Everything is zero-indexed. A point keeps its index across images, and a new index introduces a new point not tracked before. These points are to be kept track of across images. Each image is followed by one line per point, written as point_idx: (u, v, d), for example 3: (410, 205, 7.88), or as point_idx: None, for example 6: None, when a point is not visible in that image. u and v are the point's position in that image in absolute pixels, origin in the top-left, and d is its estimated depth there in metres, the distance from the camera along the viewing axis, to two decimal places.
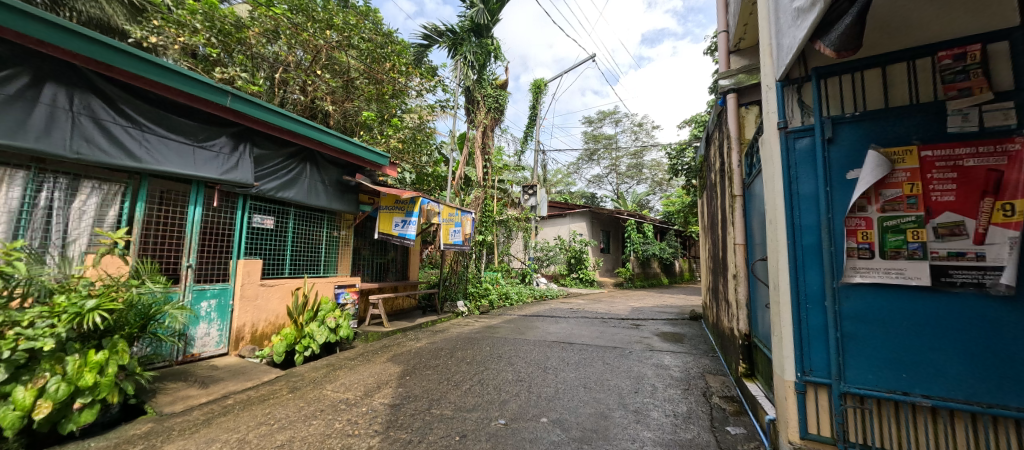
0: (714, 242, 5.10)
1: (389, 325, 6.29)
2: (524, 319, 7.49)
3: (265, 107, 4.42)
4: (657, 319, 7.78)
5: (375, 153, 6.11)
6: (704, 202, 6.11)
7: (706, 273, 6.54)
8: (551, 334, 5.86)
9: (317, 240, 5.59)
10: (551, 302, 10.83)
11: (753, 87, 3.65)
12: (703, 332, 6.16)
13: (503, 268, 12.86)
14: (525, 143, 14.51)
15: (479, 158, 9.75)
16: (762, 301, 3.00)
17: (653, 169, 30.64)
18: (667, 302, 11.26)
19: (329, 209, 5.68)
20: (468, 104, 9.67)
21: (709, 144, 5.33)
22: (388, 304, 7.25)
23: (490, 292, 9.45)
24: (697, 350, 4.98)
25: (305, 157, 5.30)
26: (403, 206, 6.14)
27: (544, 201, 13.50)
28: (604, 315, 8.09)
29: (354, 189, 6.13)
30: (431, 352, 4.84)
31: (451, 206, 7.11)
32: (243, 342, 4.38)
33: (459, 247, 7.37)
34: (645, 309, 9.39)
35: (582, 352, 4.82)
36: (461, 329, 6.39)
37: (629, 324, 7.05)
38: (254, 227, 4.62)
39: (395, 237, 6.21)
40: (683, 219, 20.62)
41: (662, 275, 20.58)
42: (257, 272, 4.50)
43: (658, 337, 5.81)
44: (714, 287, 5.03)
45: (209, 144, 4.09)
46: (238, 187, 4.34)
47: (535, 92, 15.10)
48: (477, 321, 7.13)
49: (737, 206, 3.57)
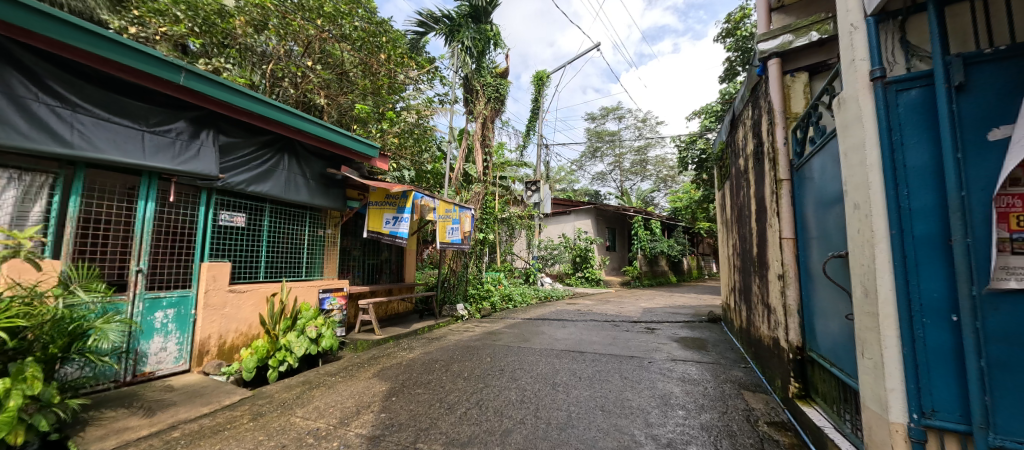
0: (744, 237, 4.50)
1: (381, 333, 5.73)
2: (529, 323, 6.91)
3: (230, 87, 3.85)
4: (672, 321, 7.19)
5: (363, 143, 5.52)
6: (728, 193, 5.51)
7: (728, 272, 5.93)
8: (559, 342, 5.28)
9: (298, 240, 5.04)
10: (557, 304, 10.24)
11: (801, 51, 3.05)
12: (727, 337, 5.56)
13: (506, 267, 12.27)
14: (527, 138, 13.92)
15: (480, 151, 9.17)
16: (830, 308, 2.41)
17: (659, 165, 29.98)
18: (679, 302, 10.65)
19: (311, 205, 5.12)
20: (466, 94, 9.07)
21: (736, 127, 4.74)
22: (381, 309, 6.71)
23: (492, 294, 8.88)
24: (726, 360, 4.38)
25: (282, 147, 4.74)
26: (394, 201, 5.57)
27: (548, 197, 12.90)
28: (614, 318, 7.50)
29: (342, 183, 5.57)
30: (423, 365, 4.27)
31: (448, 201, 6.54)
32: (208, 357, 3.83)
33: (457, 246, 6.80)
34: (657, 311, 8.78)
35: (595, 363, 4.23)
36: (459, 336, 5.82)
37: (644, 328, 6.45)
38: (221, 225, 4.09)
39: (385, 236, 5.64)
40: (691, 215, 19.98)
41: (670, 273, 19.93)
42: (224, 276, 3.96)
43: (678, 344, 5.21)
44: (744, 289, 4.42)
45: (162, 130, 3.54)
46: (199, 179, 3.78)
47: (538, 84, 14.51)
48: (478, 326, 6.56)
49: (783, 193, 2.98)
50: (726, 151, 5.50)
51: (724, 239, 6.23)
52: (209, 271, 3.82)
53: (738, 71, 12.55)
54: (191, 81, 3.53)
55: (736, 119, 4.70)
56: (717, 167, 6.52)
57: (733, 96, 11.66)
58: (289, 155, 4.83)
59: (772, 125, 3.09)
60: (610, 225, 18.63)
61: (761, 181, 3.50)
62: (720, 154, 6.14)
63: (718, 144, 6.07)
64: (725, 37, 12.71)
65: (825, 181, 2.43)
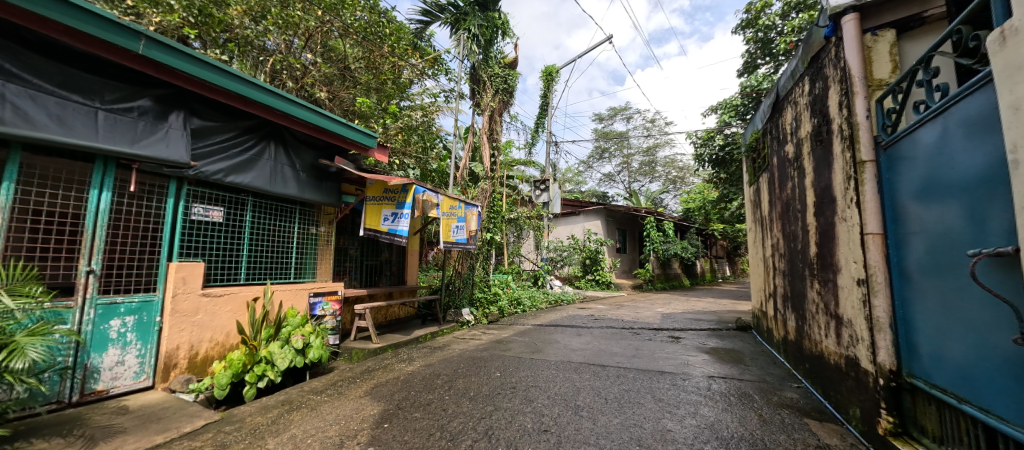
0: (791, 235, 3.91)
1: (378, 340, 5.21)
2: (540, 330, 6.35)
3: (203, 61, 3.35)
4: (697, 329, 6.58)
5: (360, 132, 5.02)
6: (766, 187, 4.91)
7: (764, 276, 5.31)
8: (575, 353, 4.71)
9: (287, 239, 4.54)
10: (567, 308, 9.67)
11: (885, 3, 2.48)
12: (765, 349, 4.94)
13: (513, 270, 11.70)
14: (536, 134, 13.36)
15: (486, 145, 8.64)
16: (958, 324, 1.83)
17: (669, 165, 29.28)
18: (697, 307, 10.02)
19: (301, 199, 4.61)
20: (473, 85, 8.54)
21: (780, 111, 4.15)
22: (380, 315, 6.19)
23: (500, 298, 8.31)
24: (772, 378, 3.77)
25: (268, 133, 4.26)
26: (394, 196, 5.05)
27: (558, 196, 12.33)
28: (632, 325, 6.90)
29: (336, 176, 5.07)
30: (423, 381, 3.72)
31: (452, 197, 6.00)
32: (176, 372, 3.32)
33: (462, 245, 6.26)
34: (677, 316, 8.16)
35: (622, 380, 3.66)
36: (464, 345, 5.28)
37: (667, 337, 5.85)
38: (195, 220, 3.60)
39: (383, 235, 5.11)
40: (703, 216, 19.36)
41: (683, 276, 19.21)
42: (197, 279, 3.47)
43: (711, 356, 4.60)
44: (795, 295, 3.82)
45: (122, 108, 3.07)
46: (166, 166, 3.30)
47: (547, 80, 13.98)
48: (485, 334, 6.00)
49: (867, 178, 2.40)
50: (764, 140, 4.90)
51: (758, 239, 5.61)
52: (177, 272, 3.34)
53: (758, 63, 11.93)
54: (152, 51, 3.05)
55: (781, 100, 4.11)
56: (747, 160, 5.92)
57: (754, 89, 11.04)
58: (277, 144, 4.35)
59: (849, 95, 2.52)
60: (621, 226, 18.01)
61: (826, 166, 2.91)
62: (753, 145, 5.53)
63: (751, 134, 5.48)
64: (744, 27, 12.06)
65: (948, 158, 1.85)
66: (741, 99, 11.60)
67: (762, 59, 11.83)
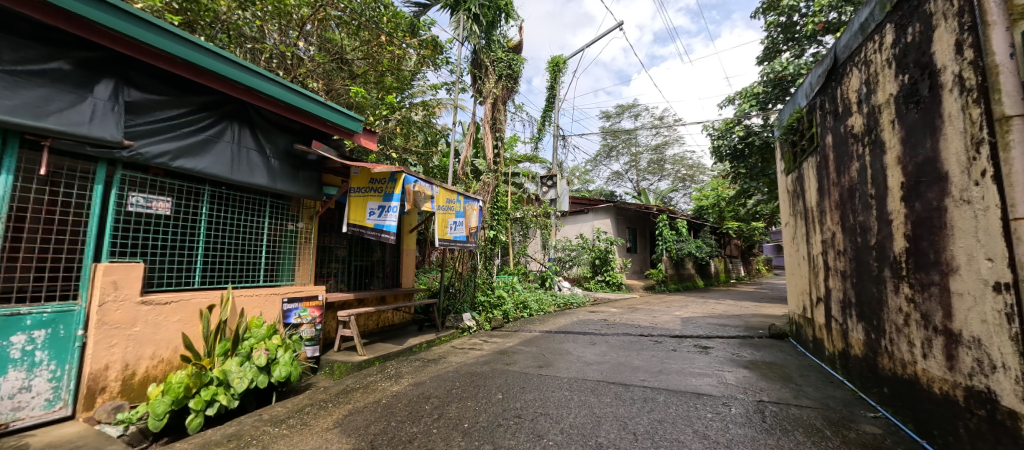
0: (858, 227, 3.20)
1: (366, 352, 4.58)
2: (548, 338, 5.67)
3: (133, 15, 2.73)
4: (725, 337, 5.85)
5: (344, 115, 4.40)
6: (814, 174, 4.19)
7: (808, 276, 4.58)
8: (590, 368, 4.02)
9: (255, 236, 3.93)
10: (578, 312, 8.98)
11: None
12: (813, 363, 4.21)
13: (519, 271, 11.02)
14: (543, 127, 12.66)
15: (490, 134, 7.82)
16: None
17: (678, 163, 28.44)
18: (717, 311, 9.28)
19: (273, 191, 4.00)
20: (474, 70, 7.85)
21: (840, 77, 3.42)
22: (371, 321, 5.56)
23: (504, 302, 7.63)
24: (836, 404, 3.06)
25: (230, 112, 3.64)
26: (380, 187, 4.40)
27: (566, 193, 11.70)
28: (652, 332, 6.19)
29: (316, 163, 4.45)
30: (408, 407, 3.06)
31: (449, 190, 5.34)
32: (103, 398, 2.71)
33: (461, 244, 5.62)
34: (699, 321, 7.42)
35: (651, 406, 2.98)
36: (463, 356, 4.63)
37: (693, 347, 5.14)
38: (133, 212, 3.01)
39: (369, 231, 4.44)
40: (717, 213, 18.57)
41: (697, 277, 18.38)
42: (133, 283, 2.86)
43: (751, 372, 3.89)
44: (864, 300, 3.10)
45: (30, 72, 2.48)
46: (92, 145, 2.72)
47: (553, 71, 13.30)
48: (486, 343, 5.34)
49: (1017, 139, 1.70)
50: (812, 117, 4.18)
51: (800, 235, 4.87)
52: (106, 274, 2.73)
53: (781, 48, 11.13)
54: None
55: (841, 65, 3.41)
56: (785, 145, 5.18)
57: (779, 75, 10.20)
58: (242, 124, 3.74)
59: (978, 28, 1.85)
60: (631, 224, 17.27)
61: (927, 132, 2.22)
62: (793, 126, 4.80)
63: (792, 114, 4.76)
64: (766, 11, 11.25)
65: None
66: (763, 87, 10.81)
67: (785, 44, 11.03)
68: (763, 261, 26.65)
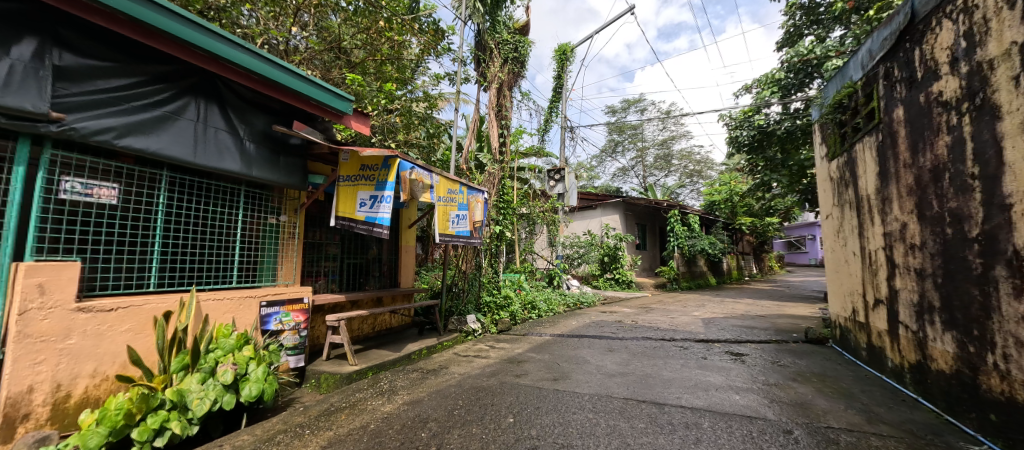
0: (949, 214, 2.62)
1: (358, 361, 4.07)
2: (561, 343, 5.13)
3: None
4: (757, 341, 5.28)
5: (331, 92, 3.86)
6: (874, 155, 3.60)
7: (862, 275, 3.99)
8: (614, 382, 3.48)
9: (227, 231, 3.44)
10: (589, 313, 8.43)
11: None
12: (872, 375, 3.63)
13: (525, 269, 10.48)
14: (549, 119, 12.09)
15: (495, 122, 7.26)
16: None
17: (686, 158, 27.83)
18: (737, 311, 8.69)
19: (248, 178, 3.48)
20: (477, 53, 7.28)
21: (924, 33, 2.82)
22: (365, 325, 5.06)
23: (512, 302, 7.07)
24: (925, 432, 2.49)
25: (193, 85, 3.11)
26: (372, 175, 3.86)
27: (574, 187, 11.23)
28: (674, 336, 5.63)
29: (299, 148, 3.91)
30: (401, 435, 2.52)
31: (450, 179, 4.80)
32: (26, 427, 2.22)
33: (464, 239, 5.08)
34: (723, 323, 6.84)
35: (698, 435, 2.43)
36: (468, 366, 4.10)
37: (725, 354, 4.57)
38: (69, 202, 2.53)
39: (360, 225, 3.88)
40: (729, 208, 17.90)
41: (709, 274, 17.73)
42: (66, 287, 2.37)
43: (803, 387, 3.32)
44: (960, 304, 2.52)
45: None
46: (11, 118, 2.23)
47: (561, 59, 12.68)
48: (493, 349, 4.81)
49: None
50: (871, 90, 3.61)
51: (849, 228, 4.28)
52: (29, 276, 2.23)
53: (804, 31, 10.45)
54: None
55: (925, 19, 2.82)
56: (829, 127, 4.59)
57: (803, 58, 9.53)
58: (208, 100, 3.21)
59: None
60: (640, 221, 16.68)
61: None
62: (843, 103, 4.21)
63: (840, 89, 4.19)
64: None
65: None
66: (785, 72, 10.17)
67: (809, 27, 10.35)
68: (776, 257, 25.86)
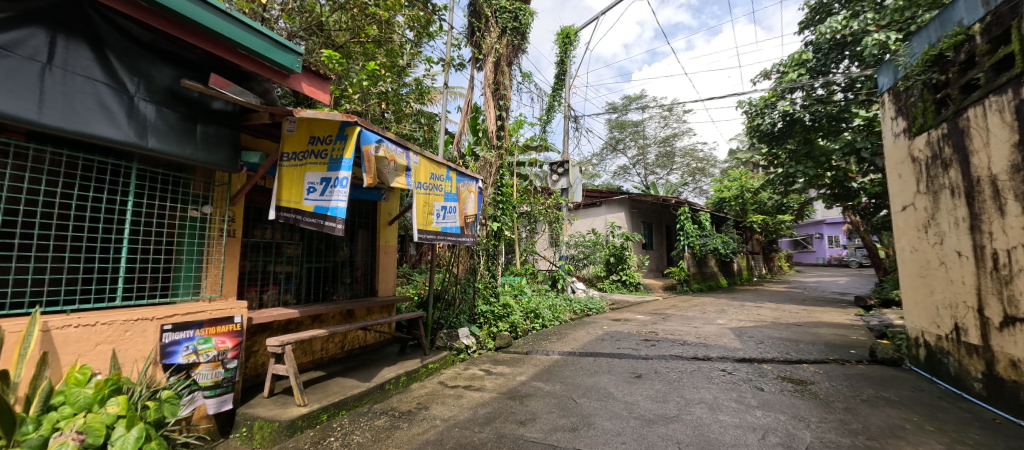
0: None
1: (309, 398, 3.07)
2: (574, 366, 4.15)
3: None
4: (813, 362, 4.31)
5: (268, 39, 2.86)
6: (1007, 118, 2.66)
7: (976, 282, 3.04)
8: (659, 435, 2.49)
9: (107, 228, 2.49)
10: (599, 322, 7.45)
11: None
12: (1006, 421, 2.66)
13: (525, 272, 9.49)
14: (552, 107, 11.10)
15: (491, 103, 6.25)
16: None
17: (689, 155, 27.01)
18: (765, 318, 7.72)
19: (142, 152, 2.49)
20: (472, 22, 6.29)
21: None
22: (331, 344, 4.09)
23: (512, 312, 6.04)
24: None
25: (43, 8, 2.12)
26: (323, 150, 2.85)
27: (579, 181, 10.24)
28: (709, 354, 4.65)
29: (225, 115, 2.92)
30: None
31: (433, 161, 3.78)
32: None
33: (453, 238, 4.10)
34: (757, 335, 5.87)
35: None
36: (456, 403, 3.12)
37: (785, 382, 3.59)
38: None
39: (306, 218, 2.85)
40: (740, 205, 16.93)
41: (720, 275, 16.77)
42: None
43: (928, 444, 2.35)
44: None
45: None
46: None
47: (563, 43, 11.67)
48: (490, 375, 3.83)
49: None
50: (1010, 27, 2.67)
51: (949, 221, 3.32)
52: None
53: (834, 7, 9.40)
54: None
55: None
56: (914, 94, 3.65)
57: (836, 35, 8.55)
58: (72, 34, 2.22)
59: None
60: (646, 218, 15.70)
61: None
62: (946, 57, 3.29)
63: (943, 39, 3.29)
64: None
65: None
66: (813, 53, 9.20)
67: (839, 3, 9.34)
68: (785, 256, 24.90)
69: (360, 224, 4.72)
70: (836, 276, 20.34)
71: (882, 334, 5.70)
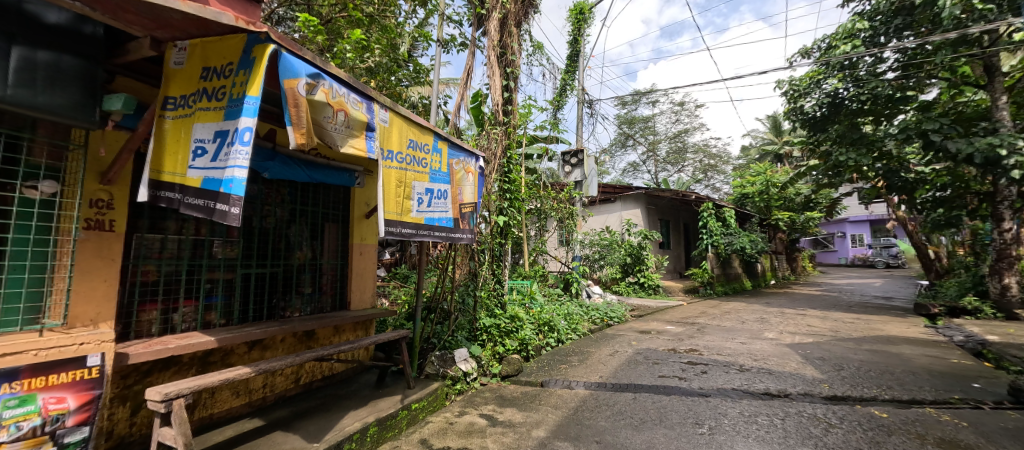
0: None
1: None
2: (611, 410, 3.02)
3: None
4: (937, 404, 3.15)
5: None
6: None
7: None
8: None
9: None
10: (625, 335, 6.29)
11: None
12: None
13: (534, 275, 8.34)
14: (565, 91, 9.95)
15: (496, 70, 5.10)
16: None
17: (702, 151, 25.65)
18: (821, 331, 6.51)
19: None
20: None
21: None
22: (279, 378, 3.02)
23: (523, 326, 4.88)
24: None
25: None
26: (218, 90, 1.76)
27: (595, 173, 9.09)
28: (786, 389, 3.49)
29: (69, 36, 1.83)
30: None
31: (411, 123, 2.67)
32: None
33: (442, 233, 3.00)
34: (829, 357, 4.69)
35: None
36: None
37: (927, 444, 2.44)
38: None
39: (189, 200, 1.76)
40: (764, 202, 15.66)
41: (743, 277, 15.52)
42: None
43: None
44: None
45: None
46: None
47: (576, 20, 10.48)
48: (494, 429, 2.72)
49: None
50: None
51: None
52: None
53: None
54: None
55: None
56: None
57: None
58: None
59: None
60: (663, 216, 14.50)
61: None
62: None
63: None
64: None
65: None
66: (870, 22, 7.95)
67: None
68: (807, 256, 23.52)
69: (326, 216, 3.63)
70: (865, 277, 18.97)
71: (991, 359, 4.50)
